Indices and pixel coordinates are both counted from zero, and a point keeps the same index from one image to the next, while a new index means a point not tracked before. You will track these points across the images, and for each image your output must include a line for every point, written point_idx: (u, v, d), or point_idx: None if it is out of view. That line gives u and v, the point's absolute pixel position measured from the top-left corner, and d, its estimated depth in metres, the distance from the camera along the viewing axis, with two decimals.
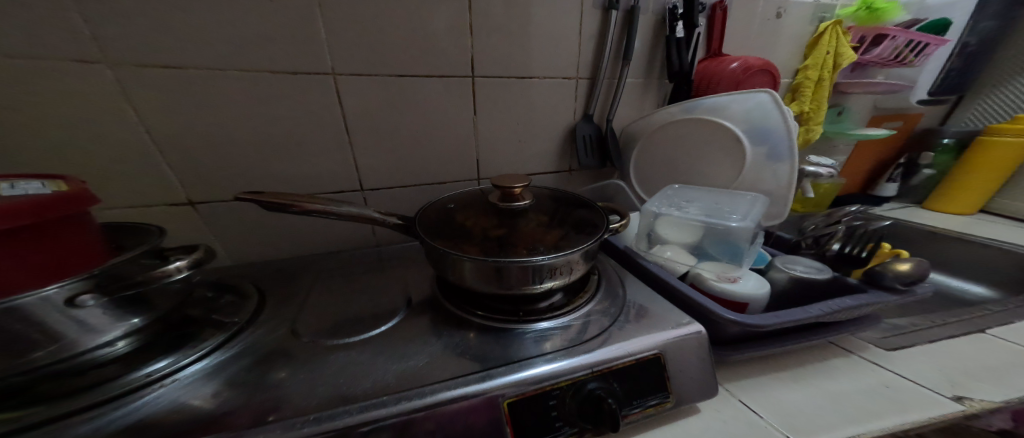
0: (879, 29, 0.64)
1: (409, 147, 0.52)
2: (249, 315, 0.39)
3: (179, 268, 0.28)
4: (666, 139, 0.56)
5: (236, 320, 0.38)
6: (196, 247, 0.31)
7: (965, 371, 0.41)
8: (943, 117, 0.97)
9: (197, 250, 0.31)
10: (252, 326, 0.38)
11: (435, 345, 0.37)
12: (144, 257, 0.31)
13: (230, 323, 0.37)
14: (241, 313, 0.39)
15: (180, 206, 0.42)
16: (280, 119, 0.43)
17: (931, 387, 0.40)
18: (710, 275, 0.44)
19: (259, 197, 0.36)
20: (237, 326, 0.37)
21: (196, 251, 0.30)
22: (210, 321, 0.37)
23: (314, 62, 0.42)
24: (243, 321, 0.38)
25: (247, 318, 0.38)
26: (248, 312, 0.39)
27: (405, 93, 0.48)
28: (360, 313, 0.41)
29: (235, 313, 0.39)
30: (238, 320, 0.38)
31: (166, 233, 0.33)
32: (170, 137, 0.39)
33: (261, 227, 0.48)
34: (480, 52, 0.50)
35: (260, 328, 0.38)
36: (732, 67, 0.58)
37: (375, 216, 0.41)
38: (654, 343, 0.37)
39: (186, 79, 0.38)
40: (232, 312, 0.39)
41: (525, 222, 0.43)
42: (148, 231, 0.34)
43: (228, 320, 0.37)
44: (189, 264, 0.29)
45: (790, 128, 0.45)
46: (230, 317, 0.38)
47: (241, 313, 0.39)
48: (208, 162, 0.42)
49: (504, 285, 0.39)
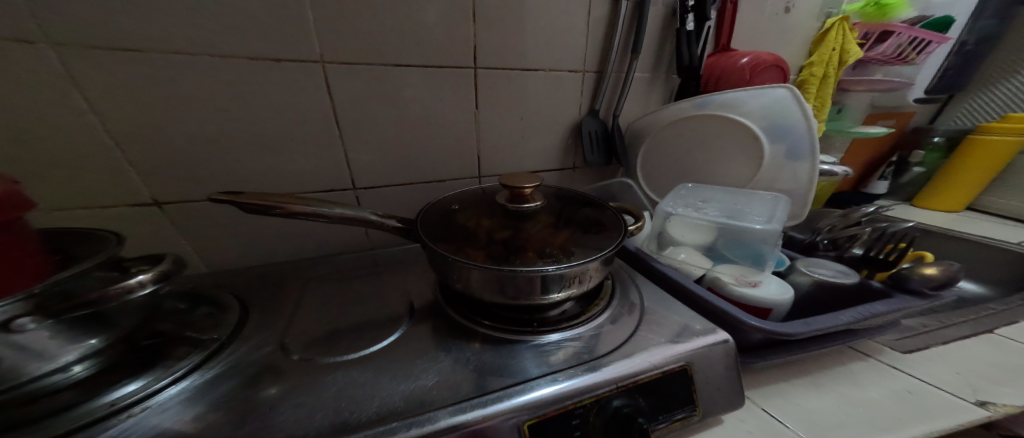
0: (885, 26, 0.64)
1: (406, 142, 0.48)
2: (230, 331, 0.34)
3: (142, 283, 0.24)
4: (677, 136, 0.54)
5: (215, 337, 0.33)
6: (163, 257, 0.27)
7: (982, 375, 0.42)
8: (932, 116, 1.00)
9: (164, 260, 0.26)
10: (236, 342, 0.33)
11: (443, 362, 0.33)
12: (99, 268, 0.25)
13: (208, 341, 0.32)
14: (220, 329, 0.34)
15: (144, 207, 0.37)
16: (263, 110, 0.39)
17: (953, 392, 0.40)
18: (730, 279, 0.43)
19: (237, 199, 0.32)
20: (218, 343, 0.32)
21: (165, 261, 0.26)
22: (186, 336, 0.32)
23: (301, 47, 0.38)
24: (225, 338, 0.33)
25: (228, 334, 0.34)
26: (228, 327, 0.35)
27: (403, 84, 0.45)
28: (356, 325, 0.37)
29: (212, 329, 0.34)
30: (218, 336, 0.33)
31: (126, 242, 0.28)
32: (132, 130, 0.34)
33: (241, 230, 0.43)
34: (484, 40, 0.47)
35: (244, 344, 0.33)
36: (742, 63, 0.56)
37: (372, 218, 0.37)
38: (679, 354, 0.35)
39: (150, 64, 0.33)
40: (210, 328, 0.34)
41: (536, 224, 0.40)
42: (104, 237, 0.28)
43: (206, 338, 0.33)
44: (155, 278, 0.24)
45: (811, 124, 0.43)
46: (208, 334, 0.33)
47: (220, 328, 0.34)
48: (180, 159, 0.37)
49: (514, 295, 0.35)
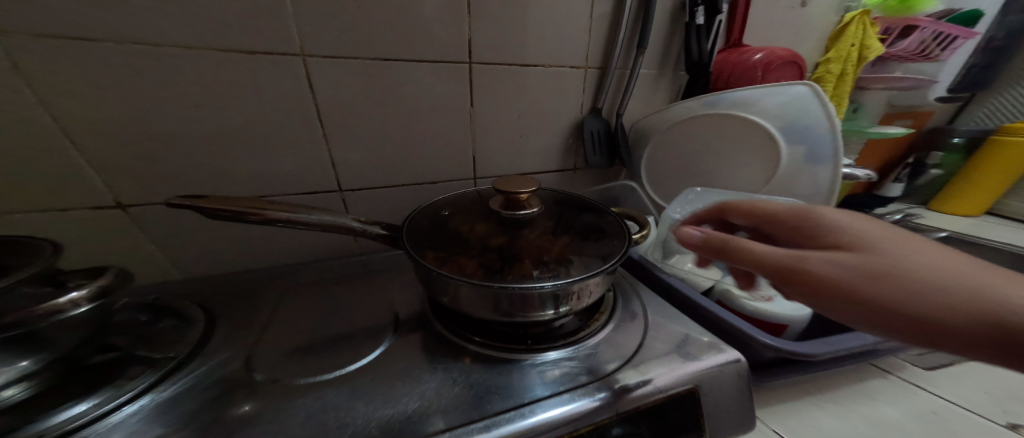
0: (909, 20, 0.60)
1: (395, 142, 0.45)
2: (191, 348, 0.31)
3: (75, 301, 0.21)
4: (686, 137, 0.50)
5: (172, 355, 0.30)
6: (104, 271, 0.24)
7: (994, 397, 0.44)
8: (951, 116, 0.96)
9: (105, 274, 0.24)
10: (197, 360, 0.31)
11: (426, 384, 0.30)
12: (28, 283, 0.22)
13: (164, 359, 0.29)
14: (178, 346, 0.31)
15: (106, 210, 0.35)
16: (237, 107, 0.36)
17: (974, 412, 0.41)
18: (743, 293, 0.42)
19: (197, 204, 0.29)
20: (175, 362, 0.29)
21: (105, 275, 0.24)
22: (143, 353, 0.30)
23: (278, 39, 0.35)
24: (183, 355, 0.30)
25: (188, 351, 0.31)
26: (188, 344, 0.32)
27: (392, 80, 0.42)
28: (335, 339, 0.35)
29: (170, 347, 0.31)
30: (177, 354, 0.30)
31: (62, 253, 0.24)
32: (89, 127, 0.32)
33: (218, 234, 0.41)
34: (480, 33, 0.44)
35: (207, 362, 0.31)
36: (755, 59, 0.52)
37: (353, 225, 0.34)
38: (688, 376, 0.32)
39: (108, 55, 0.30)
40: (167, 345, 0.31)
41: (532, 231, 0.37)
42: (39, 246, 0.26)
43: (161, 357, 0.30)
44: (91, 296, 0.22)
45: (834, 125, 0.40)
46: (164, 352, 0.30)
47: (180, 345, 0.31)
48: (147, 159, 0.34)
49: (508, 313, 0.33)
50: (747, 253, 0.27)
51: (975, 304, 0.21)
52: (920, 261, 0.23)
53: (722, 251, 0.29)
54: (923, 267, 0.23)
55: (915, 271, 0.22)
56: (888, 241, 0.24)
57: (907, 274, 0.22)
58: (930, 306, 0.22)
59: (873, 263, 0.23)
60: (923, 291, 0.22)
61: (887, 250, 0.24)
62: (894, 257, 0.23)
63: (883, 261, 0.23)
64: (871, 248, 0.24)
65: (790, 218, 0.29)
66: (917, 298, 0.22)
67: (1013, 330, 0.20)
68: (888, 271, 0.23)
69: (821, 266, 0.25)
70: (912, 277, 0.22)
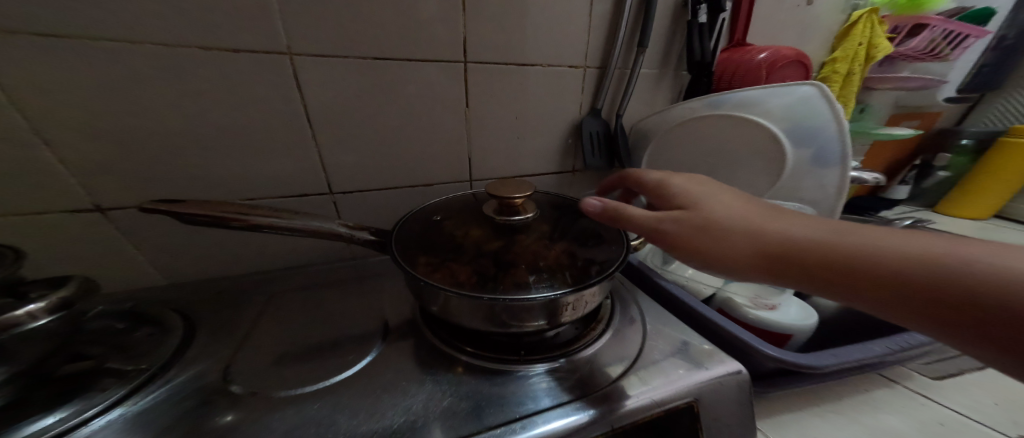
0: (919, 18, 0.59)
1: (387, 144, 0.44)
2: (165, 358, 0.30)
3: (33, 314, 0.23)
4: (688, 139, 0.49)
5: (144, 366, 0.29)
6: (68, 281, 0.26)
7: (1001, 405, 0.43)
8: (959, 117, 0.94)
9: (67, 285, 0.26)
10: (171, 371, 0.30)
11: (414, 398, 0.29)
12: None
13: (135, 371, 0.28)
14: (152, 357, 0.30)
15: (84, 213, 0.34)
16: (222, 108, 0.35)
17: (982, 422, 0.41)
18: (745, 301, 0.42)
19: (174, 209, 0.28)
20: (147, 374, 0.28)
21: (70, 287, 0.26)
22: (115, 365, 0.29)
23: (263, 37, 0.34)
24: (157, 366, 0.29)
25: (162, 362, 0.30)
26: (162, 355, 0.31)
27: (384, 80, 0.40)
28: (321, 348, 0.34)
29: (143, 358, 0.30)
30: (150, 365, 0.29)
31: (25, 262, 0.26)
32: (65, 128, 0.30)
33: (203, 239, 0.40)
34: (475, 31, 0.42)
35: (182, 373, 0.30)
36: (760, 58, 0.51)
37: (340, 231, 0.33)
38: (687, 389, 0.31)
39: (82, 53, 0.29)
40: (141, 356, 0.30)
41: (526, 236, 0.36)
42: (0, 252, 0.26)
43: (132, 368, 0.29)
44: (48, 308, 0.24)
45: (842, 127, 0.38)
46: (136, 363, 0.29)
47: (153, 356, 0.30)
48: (128, 161, 0.33)
49: (500, 323, 0.31)
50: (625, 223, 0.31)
51: (937, 284, 0.22)
52: (893, 246, 0.24)
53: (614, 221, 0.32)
54: (891, 249, 0.24)
55: (883, 253, 0.24)
56: (721, 200, 0.30)
57: (869, 255, 0.24)
58: (887, 283, 0.23)
59: (831, 243, 0.26)
60: (882, 268, 0.24)
61: (785, 219, 0.28)
62: (790, 228, 0.27)
63: (740, 219, 0.28)
64: (833, 233, 0.26)
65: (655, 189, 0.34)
66: (837, 267, 0.25)
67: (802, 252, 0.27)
68: (837, 249, 0.25)
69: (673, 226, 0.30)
70: (870, 257, 0.24)
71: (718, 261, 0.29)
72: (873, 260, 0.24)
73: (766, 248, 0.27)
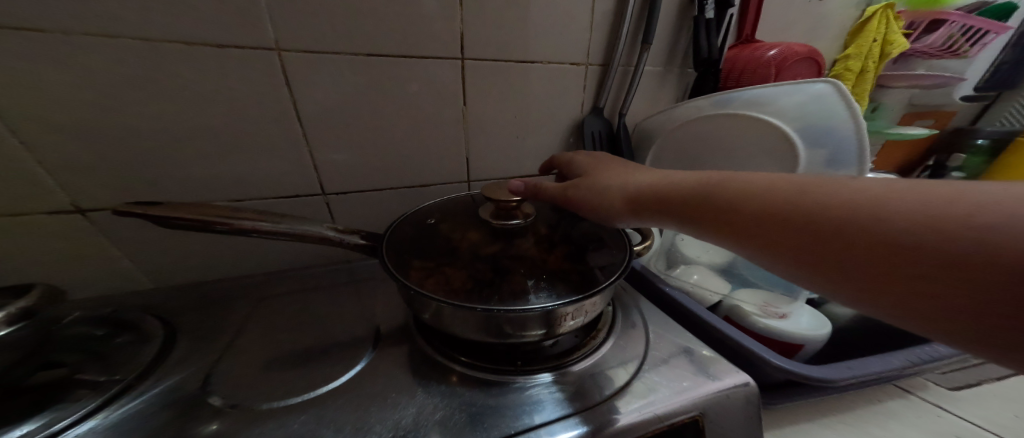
0: (937, 13, 0.57)
1: (382, 144, 0.42)
2: (141, 368, 0.29)
3: None
4: (694, 139, 0.47)
5: (119, 376, 0.28)
6: (28, 291, 0.26)
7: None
8: (973, 117, 0.92)
9: (29, 295, 0.25)
10: (147, 382, 0.29)
11: (403, 412, 0.27)
12: None
13: (109, 382, 0.28)
14: (129, 366, 0.29)
15: (64, 214, 0.33)
16: (209, 106, 0.34)
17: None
18: (754, 309, 0.40)
19: (148, 211, 0.26)
20: (121, 384, 0.28)
21: (30, 295, 0.25)
22: (88, 374, 0.28)
23: (250, 32, 0.32)
24: (131, 377, 0.28)
25: (137, 372, 0.29)
26: (139, 364, 0.30)
27: (378, 77, 0.39)
28: (307, 356, 0.32)
29: (118, 367, 0.29)
30: (124, 375, 0.28)
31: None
32: (45, 127, 0.29)
33: (193, 240, 0.39)
34: (474, 26, 0.41)
35: (159, 384, 0.29)
36: (770, 55, 0.49)
37: (329, 234, 0.32)
38: (692, 403, 0.29)
39: (56, 47, 0.28)
40: (116, 365, 0.29)
41: (523, 240, 0.34)
42: None
43: (107, 379, 0.28)
44: (7, 320, 0.24)
45: (859, 124, 0.34)
46: (110, 373, 0.28)
47: (129, 365, 0.30)
48: (110, 161, 0.32)
49: (493, 333, 0.29)
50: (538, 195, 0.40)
51: (946, 267, 0.19)
52: (912, 216, 0.21)
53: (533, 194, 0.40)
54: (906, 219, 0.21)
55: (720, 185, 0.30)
56: (602, 169, 0.39)
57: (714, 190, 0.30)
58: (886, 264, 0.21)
59: (834, 215, 0.23)
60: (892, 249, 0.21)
61: (655, 173, 0.35)
62: (657, 179, 0.34)
63: (617, 180, 0.37)
64: (840, 199, 0.24)
65: (568, 164, 0.43)
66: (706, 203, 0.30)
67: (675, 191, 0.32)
68: (838, 222, 0.23)
69: (575, 192, 0.38)
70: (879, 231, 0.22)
71: (605, 215, 0.36)
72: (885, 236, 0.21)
73: (680, 210, 0.32)
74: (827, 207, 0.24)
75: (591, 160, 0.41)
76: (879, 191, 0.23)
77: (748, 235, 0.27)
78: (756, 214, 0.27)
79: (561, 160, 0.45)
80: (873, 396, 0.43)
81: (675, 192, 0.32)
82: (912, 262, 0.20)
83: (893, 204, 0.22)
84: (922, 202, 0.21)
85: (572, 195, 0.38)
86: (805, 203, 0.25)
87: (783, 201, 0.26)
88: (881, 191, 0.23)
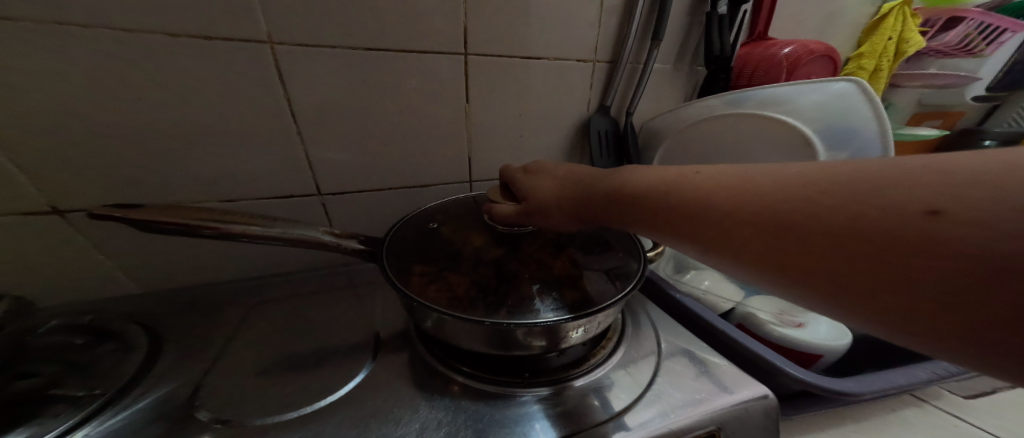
0: (956, 10, 0.57)
1: (381, 143, 0.41)
2: (123, 382, 0.28)
3: None
4: (706, 138, 0.46)
5: (99, 390, 0.26)
6: None
7: None
8: (981, 118, 0.91)
9: None
10: (130, 396, 0.27)
11: (406, 428, 0.26)
12: None
13: (89, 396, 0.26)
14: (110, 378, 0.28)
15: (42, 216, 0.31)
16: (197, 102, 0.32)
17: None
18: (769, 317, 0.39)
19: (130, 214, 0.24)
20: (102, 399, 0.26)
21: None
22: (62, 390, 0.26)
23: (242, 24, 0.30)
24: (113, 391, 0.26)
25: (120, 386, 0.27)
26: (122, 377, 0.28)
27: (376, 73, 0.37)
28: (300, 367, 0.31)
29: (100, 380, 0.27)
30: (105, 389, 0.27)
31: None
32: (19, 123, 0.27)
33: (180, 244, 0.37)
34: (477, 19, 0.39)
35: (143, 398, 0.27)
36: (784, 53, 0.47)
37: (326, 239, 0.29)
38: (711, 417, 0.27)
39: (31, 39, 0.26)
40: (97, 378, 0.28)
41: (528, 244, 0.32)
42: None
43: (86, 393, 0.26)
44: None
45: (884, 125, 0.34)
46: (90, 387, 0.27)
47: (111, 378, 0.28)
48: (89, 158, 0.30)
49: (499, 345, 0.28)
50: (496, 218, 0.34)
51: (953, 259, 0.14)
52: (913, 193, 0.15)
53: (493, 218, 0.34)
54: (878, 201, 0.16)
55: (670, 187, 0.24)
56: (552, 175, 0.33)
57: (660, 192, 0.25)
58: (867, 264, 0.16)
59: (809, 206, 0.18)
60: (867, 241, 0.16)
61: (605, 174, 0.30)
62: (611, 180, 0.29)
63: (571, 191, 0.31)
64: (810, 186, 0.18)
65: (512, 172, 0.37)
66: (658, 201, 0.25)
67: (623, 194, 0.27)
68: (800, 212, 0.18)
69: (533, 211, 0.32)
70: (851, 219, 0.16)
71: (564, 227, 0.32)
72: (861, 229, 0.16)
73: (636, 215, 0.26)
74: (792, 191, 0.19)
75: (524, 169, 0.36)
76: (848, 170, 0.18)
77: (701, 237, 0.22)
78: (702, 211, 0.22)
79: (506, 168, 0.38)
80: (889, 404, 0.42)
81: (616, 195, 0.28)
82: (899, 255, 0.15)
83: (871, 185, 0.16)
84: (906, 182, 0.16)
85: (531, 214, 0.32)
86: (758, 191, 0.20)
87: (740, 186, 0.21)
88: (852, 170, 0.18)
